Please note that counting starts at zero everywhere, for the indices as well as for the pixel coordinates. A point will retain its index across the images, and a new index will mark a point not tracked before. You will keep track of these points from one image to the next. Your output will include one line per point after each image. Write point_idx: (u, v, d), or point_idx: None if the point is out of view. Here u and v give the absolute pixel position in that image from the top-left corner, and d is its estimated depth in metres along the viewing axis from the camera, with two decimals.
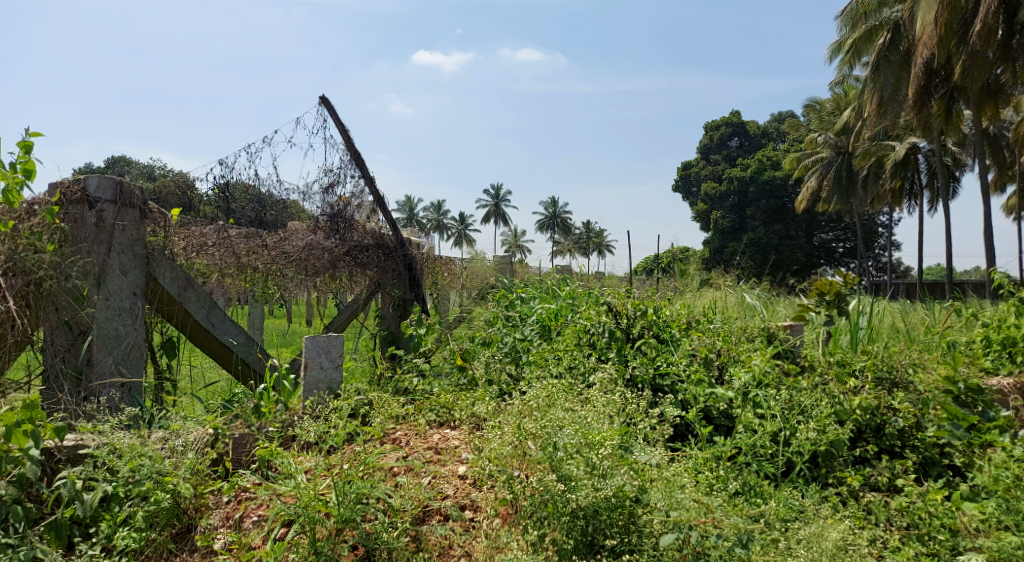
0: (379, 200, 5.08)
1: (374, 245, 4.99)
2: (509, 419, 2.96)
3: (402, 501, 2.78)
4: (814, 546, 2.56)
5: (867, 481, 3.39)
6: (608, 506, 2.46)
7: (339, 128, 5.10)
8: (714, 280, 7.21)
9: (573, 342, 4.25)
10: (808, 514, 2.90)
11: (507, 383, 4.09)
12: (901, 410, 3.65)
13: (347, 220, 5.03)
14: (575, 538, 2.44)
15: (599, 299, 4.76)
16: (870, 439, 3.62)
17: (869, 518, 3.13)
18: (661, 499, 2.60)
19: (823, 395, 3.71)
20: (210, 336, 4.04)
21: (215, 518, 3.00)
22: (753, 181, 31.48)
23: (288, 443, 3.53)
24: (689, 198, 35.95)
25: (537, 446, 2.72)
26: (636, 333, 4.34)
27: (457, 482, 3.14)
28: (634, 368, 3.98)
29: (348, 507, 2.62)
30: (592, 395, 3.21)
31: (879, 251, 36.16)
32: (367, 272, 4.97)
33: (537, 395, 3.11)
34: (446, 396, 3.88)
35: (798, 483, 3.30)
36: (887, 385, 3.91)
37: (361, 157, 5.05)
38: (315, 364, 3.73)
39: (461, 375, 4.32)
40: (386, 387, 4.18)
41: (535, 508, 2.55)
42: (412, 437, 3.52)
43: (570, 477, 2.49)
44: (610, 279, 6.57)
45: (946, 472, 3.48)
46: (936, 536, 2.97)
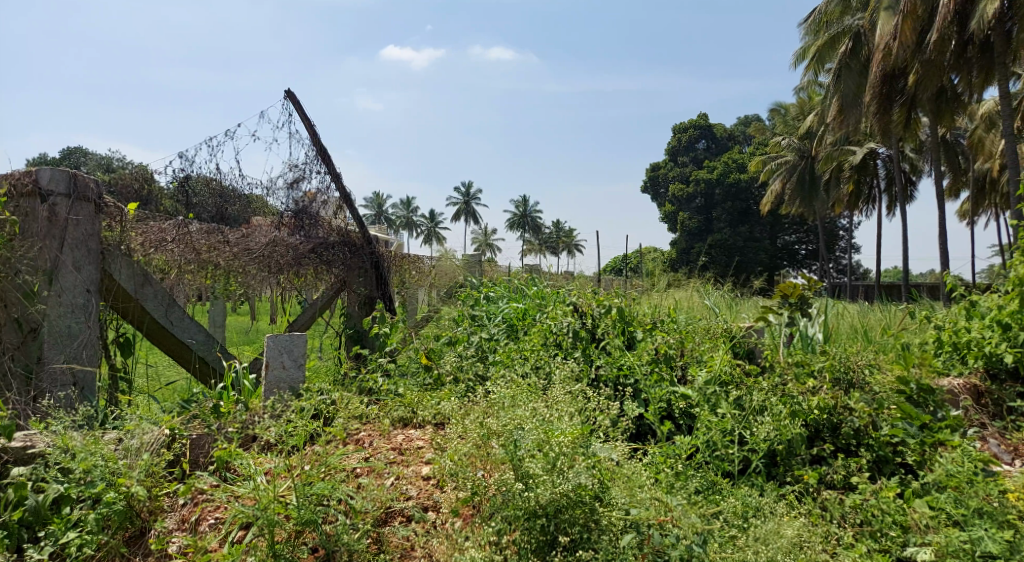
0: (346, 196, 5.01)
1: (340, 243, 4.95)
2: (472, 417, 2.97)
3: (364, 502, 2.75)
4: (770, 543, 2.60)
5: (823, 479, 3.48)
6: (569, 505, 2.46)
7: (304, 123, 5.03)
8: (680, 281, 7.33)
9: (540, 342, 4.28)
10: (766, 511, 2.95)
11: (473, 382, 4.09)
12: (857, 410, 3.72)
13: (312, 216, 4.94)
14: (536, 538, 2.45)
15: (566, 298, 4.78)
16: (826, 438, 3.71)
17: (825, 515, 3.23)
18: (622, 496, 2.65)
19: (782, 395, 3.80)
20: (168, 334, 3.94)
21: (170, 521, 2.96)
22: (720, 183, 31.98)
23: (248, 442, 3.46)
24: (658, 199, 36.41)
25: (498, 445, 2.73)
26: (601, 333, 4.39)
27: (420, 483, 3.11)
28: (599, 368, 4.08)
29: (308, 509, 2.59)
30: (556, 394, 3.23)
31: (840, 254, 37.15)
32: (333, 270, 4.90)
33: (502, 393, 3.14)
34: (412, 395, 3.86)
35: (755, 480, 3.37)
36: (844, 385, 3.90)
37: (328, 153, 4.97)
38: (277, 363, 3.67)
39: (427, 375, 4.30)
40: (350, 386, 4.13)
41: (497, 508, 2.58)
42: (376, 438, 3.49)
43: (529, 475, 2.51)
44: (578, 279, 6.62)
45: (899, 469, 3.56)
46: (888, 533, 3.07)
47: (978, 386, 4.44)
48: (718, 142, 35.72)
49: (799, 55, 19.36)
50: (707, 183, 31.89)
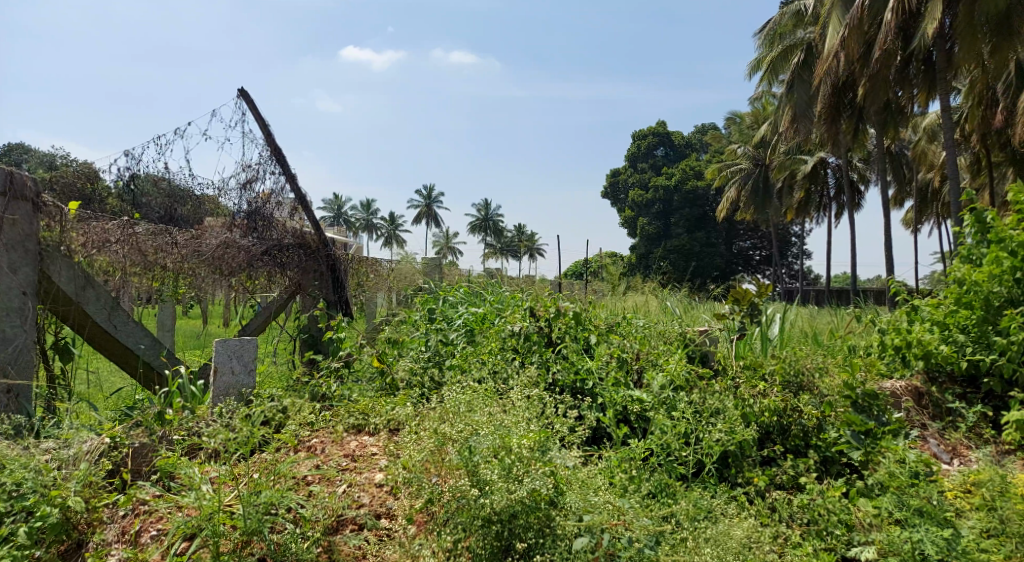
0: (301, 197, 4.90)
1: (295, 244, 4.83)
2: (427, 423, 2.92)
3: (314, 510, 2.70)
4: (720, 544, 2.64)
5: (773, 479, 3.56)
6: (524, 511, 2.48)
7: (258, 122, 4.92)
8: (637, 285, 7.44)
9: (497, 346, 4.25)
10: (718, 513, 3.00)
11: (429, 387, 4.04)
12: (806, 413, 3.81)
13: (266, 218, 4.85)
14: (489, 544, 2.46)
15: (524, 302, 4.78)
16: (776, 440, 3.81)
17: (774, 515, 3.29)
18: (577, 500, 2.65)
19: (734, 397, 3.87)
20: (112, 338, 3.80)
21: (109, 533, 2.84)
22: (678, 191, 32.53)
23: (193, 451, 3.34)
24: (618, 205, 36.91)
25: (452, 450, 2.69)
26: (558, 337, 4.40)
27: (373, 490, 3.05)
28: (556, 372, 4.07)
29: (255, 518, 2.52)
30: (513, 398, 3.22)
31: (793, 260, 38.25)
32: (287, 272, 4.80)
33: (457, 397, 3.13)
34: (365, 401, 3.77)
35: (708, 482, 3.42)
36: (793, 388, 4.05)
37: (282, 153, 4.87)
38: (226, 369, 3.56)
39: (381, 380, 4.24)
40: (302, 392, 4.03)
41: (451, 514, 2.55)
42: (329, 445, 3.43)
43: (485, 482, 2.49)
44: (536, 283, 6.64)
45: (845, 470, 3.67)
46: (834, 532, 3.16)
47: (918, 388, 4.61)
48: (675, 149, 36.37)
49: (753, 66, 19.88)
50: (666, 190, 32.44)
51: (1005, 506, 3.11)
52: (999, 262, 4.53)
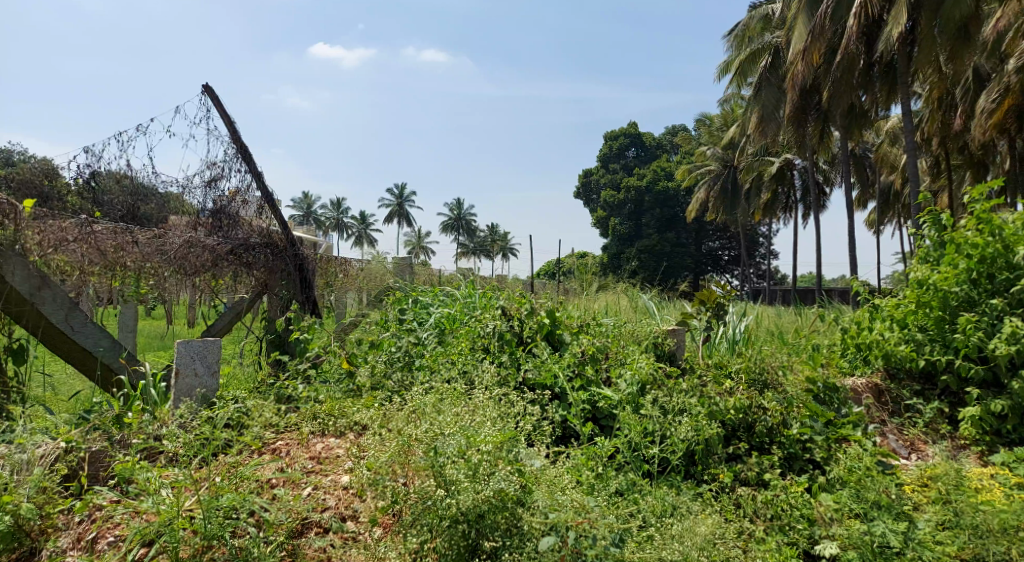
0: (267, 196, 4.82)
1: (261, 244, 4.69)
2: (394, 424, 2.90)
3: (277, 513, 2.66)
4: (685, 540, 2.67)
5: (738, 476, 3.60)
6: (491, 510, 2.48)
7: (222, 118, 4.83)
8: (608, 284, 7.49)
9: (467, 346, 4.24)
10: (683, 510, 3.03)
11: (397, 387, 4.00)
12: (770, 410, 3.87)
13: (231, 216, 4.80)
14: (456, 544, 2.44)
15: (494, 302, 4.77)
16: (742, 437, 3.85)
17: (739, 511, 3.34)
18: (543, 499, 2.65)
19: (701, 396, 3.93)
20: (68, 340, 3.68)
21: (64, 540, 2.76)
22: (650, 191, 32.84)
23: (154, 455, 3.27)
24: (591, 206, 37.15)
25: (418, 452, 2.67)
26: (529, 336, 4.41)
27: (339, 493, 3.01)
28: (526, 371, 4.07)
29: (216, 523, 2.50)
30: (481, 399, 3.21)
31: (762, 260, 38.93)
32: (254, 272, 4.66)
33: (424, 398, 3.11)
34: (332, 402, 3.72)
35: (674, 478, 3.46)
36: (759, 385, 4.12)
37: (248, 150, 4.79)
38: (189, 370, 3.50)
39: (349, 381, 4.20)
40: (267, 393, 3.96)
41: (417, 515, 2.52)
42: (294, 447, 3.38)
43: (451, 482, 2.48)
44: (507, 283, 6.64)
45: (808, 465, 3.72)
46: (795, 526, 3.23)
47: (879, 385, 4.72)
48: (647, 150, 36.70)
49: (722, 69, 20.18)
50: (638, 190, 32.74)
51: (959, 499, 3.21)
52: (955, 263, 4.67)
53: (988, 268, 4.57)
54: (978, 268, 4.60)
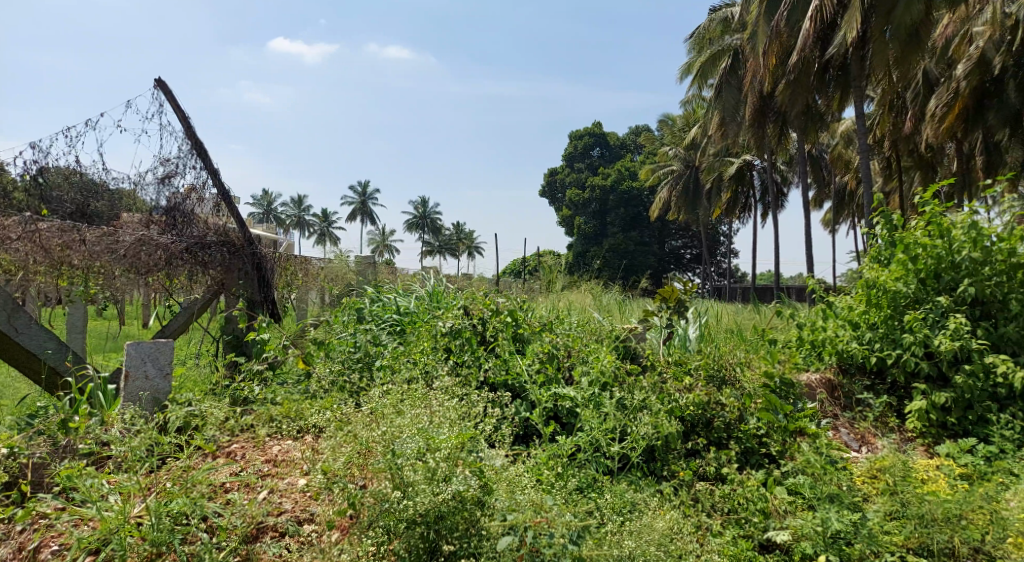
0: (223, 193, 4.70)
1: (217, 243, 4.55)
2: (353, 425, 2.86)
3: (230, 518, 2.60)
4: (643, 536, 2.71)
5: (697, 471, 3.67)
6: (451, 511, 2.46)
7: (176, 113, 4.69)
8: (570, 283, 7.53)
9: (430, 345, 4.20)
10: (641, 505, 3.08)
11: (357, 388, 3.96)
12: (728, 405, 3.94)
13: (186, 214, 4.66)
14: (415, 545, 2.43)
15: (457, 301, 4.75)
16: (700, 432, 3.93)
17: (696, 506, 3.41)
18: (501, 500, 2.67)
19: (661, 393, 4.00)
20: (11, 342, 3.55)
21: (3, 550, 2.64)
22: (614, 191, 33.26)
23: (102, 460, 3.21)
24: (557, 204, 37.34)
25: (377, 454, 2.65)
26: (491, 336, 4.41)
27: (295, 496, 2.96)
28: (488, 371, 4.08)
29: (165, 530, 2.45)
30: (442, 400, 3.19)
31: (723, 259, 39.71)
32: (210, 272, 4.52)
33: (384, 400, 3.09)
34: (290, 404, 3.66)
35: (633, 475, 3.50)
36: (717, 381, 4.17)
37: (204, 147, 4.67)
38: (139, 373, 3.41)
39: (308, 382, 4.15)
40: (222, 395, 3.88)
41: (376, 518, 2.49)
42: (250, 450, 3.31)
43: (409, 483, 2.46)
44: (470, 282, 6.61)
45: (764, 459, 3.82)
46: (751, 519, 3.28)
47: (832, 381, 4.86)
48: (612, 149, 37.04)
49: (683, 70, 20.48)
50: (602, 190, 33.10)
51: (906, 490, 3.34)
52: (903, 263, 4.83)
53: (934, 268, 4.73)
54: (925, 269, 4.75)
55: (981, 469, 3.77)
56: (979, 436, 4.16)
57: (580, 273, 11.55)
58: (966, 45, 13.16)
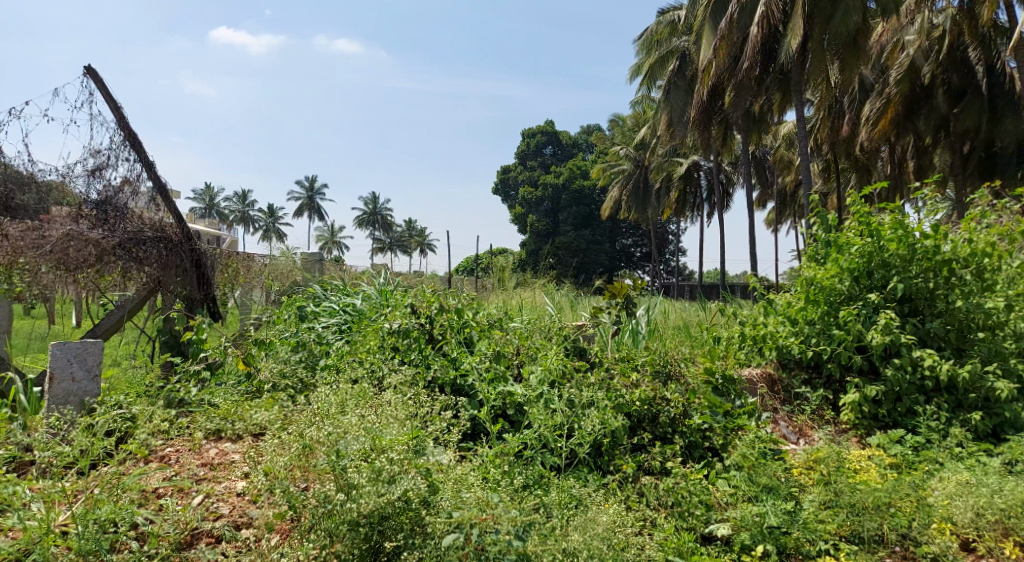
0: (159, 186, 4.50)
1: (153, 239, 4.37)
2: (294, 426, 2.78)
3: (163, 524, 2.51)
4: (588, 530, 2.73)
5: (642, 465, 3.72)
6: (395, 511, 2.42)
7: (108, 102, 4.48)
8: (521, 281, 7.56)
9: (376, 344, 4.14)
10: (587, 500, 3.11)
11: (299, 388, 3.87)
12: (672, 401, 4.02)
13: (119, 208, 4.39)
14: (358, 547, 2.37)
15: (406, 299, 4.68)
16: (646, 427, 3.99)
17: (641, 499, 3.47)
18: (448, 498, 2.64)
19: (608, 389, 4.03)
20: None
21: None
22: (566, 190, 33.59)
23: (25, 467, 3.04)
24: (510, 202, 37.44)
25: (320, 455, 2.57)
26: (439, 334, 4.36)
27: (233, 500, 2.86)
28: (436, 370, 4.02)
29: (92, 538, 2.34)
30: (387, 399, 3.14)
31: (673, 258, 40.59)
32: (145, 269, 4.33)
33: (328, 400, 3.01)
34: (229, 405, 3.54)
35: (579, 471, 3.53)
36: (663, 377, 4.28)
37: (138, 138, 4.47)
38: (65, 375, 3.23)
39: (248, 382, 4.04)
40: (156, 397, 3.73)
41: (317, 520, 2.41)
42: (184, 453, 3.19)
43: (352, 485, 2.40)
44: (419, 280, 6.55)
45: (707, 453, 3.91)
46: (694, 511, 3.35)
47: (772, 375, 5.01)
48: (565, 149, 37.36)
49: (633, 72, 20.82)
50: (554, 189, 33.53)
51: (839, 480, 3.45)
52: (838, 261, 5.02)
53: (867, 266, 4.94)
54: (859, 266, 4.97)
55: (909, 459, 3.95)
56: (907, 427, 4.38)
57: (528, 271, 11.61)
58: (899, 53, 13.79)
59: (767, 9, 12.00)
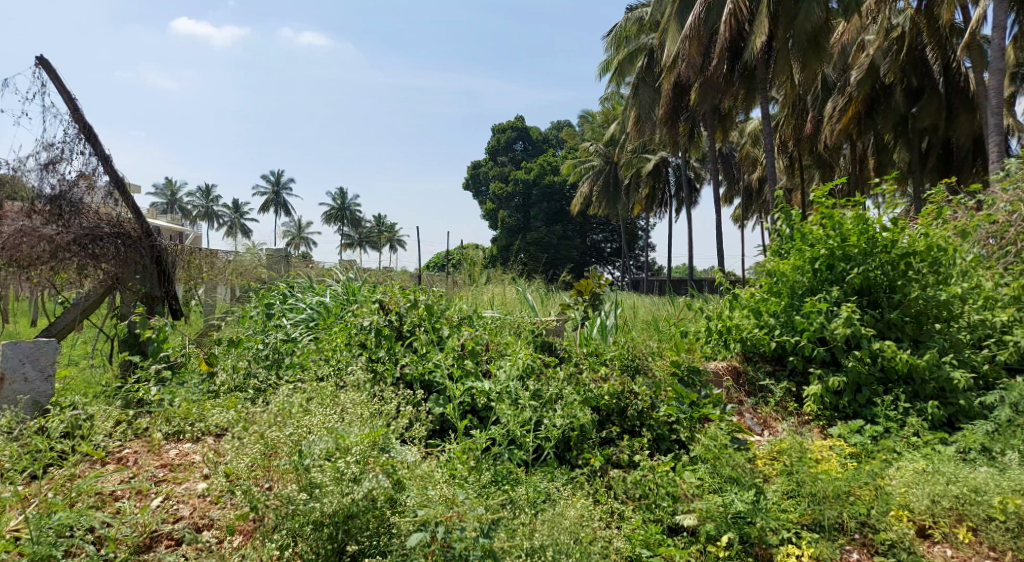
0: (116, 180, 4.36)
1: (110, 234, 4.25)
2: (258, 425, 2.73)
3: (120, 528, 2.45)
4: (555, 525, 2.74)
5: (611, 459, 3.75)
6: (362, 509, 2.40)
7: (61, 94, 4.34)
8: (492, 277, 7.56)
9: (343, 341, 4.09)
10: (554, 495, 3.13)
11: (264, 386, 3.81)
12: (640, 394, 4.06)
13: (74, 203, 4.23)
14: (323, 548, 2.35)
15: (374, 295, 4.62)
16: (615, 421, 4.02)
17: (610, 492, 3.49)
18: (413, 496, 2.61)
19: (577, 383, 4.05)
20: None
21: None
22: (536, 185, 33.43)
23: None
24: (480, 198, 37.37)
25: (282, 455, 2.53)
26: (408, 331, 4.32)
27: (194, 501, 2.80)
28: (403, 366, 3.98)
29: (46, 542, 2.27)
30: (351, 398, 3.10)
31: (642, 254, 41.05)
32: (102, 266, 4.20)
33: (291, 399, 2.96)
34: (190, 405, 3.46)
35: (548, 466, 3.54)
36: (631, 371, 4.33)
37: (93, 131, 4.33)
38: (16, 375, 3.13)
39: (211, 381, 3.95)
40: (114, 398, 3.63)
41: (280, 520, 2.36)
42: (143, 455, 3.11)
43: (316, 485, 2.38)
44: (387, 276, 6.50)
45: (674, 445, 3.96)
46: (660, 503, 3.39)
47: (737, 368, 5.10)
48: (537, 144, 37.43)
49: (603, 68, 20.93)
50: (525, 184, 33.26)
51: (801, 470, 3.51)
52: (801, 255, 5.13)
53: (827, 260, 5.05)
54: (821, 260, 5.07)
55: (868, 448, 4.05)
56: (866, 418, 4.49)
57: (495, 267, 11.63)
58: (860, 52, 14.15)
59: (734, 8, 12.17)
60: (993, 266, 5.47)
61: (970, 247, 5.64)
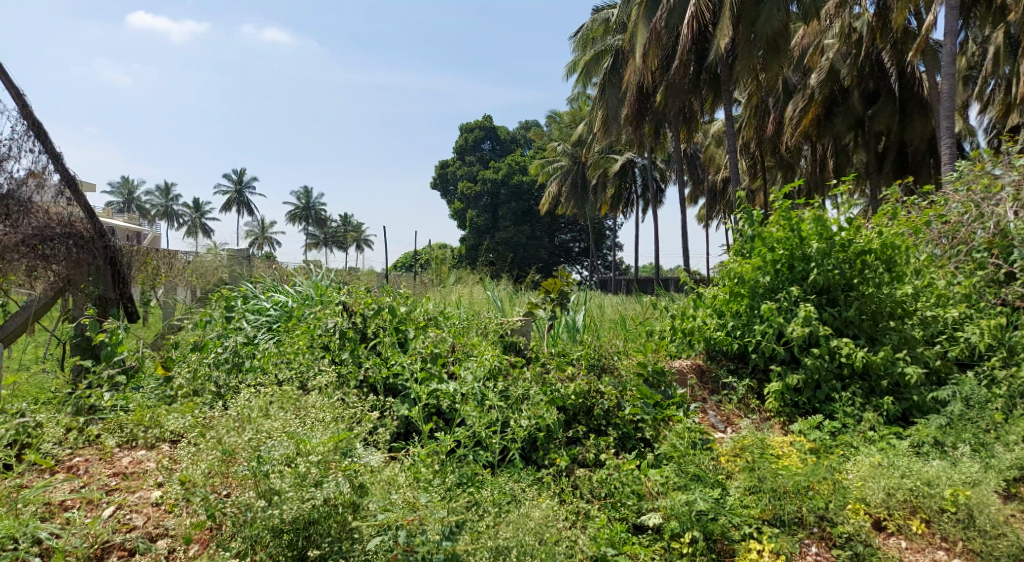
0: (66, 178, 4.21)
1: (59, 234, 4.10)
2: (216, 431, 2.66)
3: (69, 538, 2.39)
4: (520, 526, 2.73)
5: (577, 458, 3.77)
6: (322, 515, 2.37)
7: (8, 88, 4.17)
8: (460, 278, 7.52)
9: (305, 344, 4.02)
10: (519, 496, 3.13)
11: (224, 390, 3.73)
12: (606, 394, 4.09)
13: (22, 203, 4.11)
14: (282, 554, 2.33)
15: (338, 296, 4.55)
16: (581, 421, 4.03)
17: (576, 492, 3.51)
18: (376, 500, 2.58)
19: (543, 383, 4.05)
20: None
21: None
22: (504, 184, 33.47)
23: None
24: (449, 197, 37.21)
25: (240, 462, 2.47)
26: (373, 333, 4.27)
27: (148, 510, 2.71)
28: (368, 369, 3.93)
29: None
30: (312, 402, 3.05)
31: (610, 253, 41.42)
32: (52, 267, 4.07)
33: (250, 404, 2.88)
34: (145, 411, 3.36)
35: (514, 467, 3.54)
36: (597, 370, 4.37)
37: (43, 128, 4.19)
38: None
39: (168, 386, 3.85)
40: (64, 405, 3.51)
41: (238, 528, 2.31)
42: (94, 463, 3.02)
43: (274, 491, 2.33)
44: (352, 277, 6.41)
45: (639, 443, 3.99)
46: (625, 502, 3.42)
47: (701, 366, 5.19)
48: (506, 144, 37.44)
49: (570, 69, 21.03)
50: (494, 183, 33.27)
51: (762, 466, 3.55)
52: (762, 254, 5.22)
53: (788, 260, 5.16)
54: (781, 261, 5.17)
55: (826, 443, 4.14)
56: (825, 413, 4.61)
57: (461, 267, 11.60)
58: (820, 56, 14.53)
59: (699, 10, 12.37)
60: (945, 265, 5.65)
61: (922, 247, 5.82)
